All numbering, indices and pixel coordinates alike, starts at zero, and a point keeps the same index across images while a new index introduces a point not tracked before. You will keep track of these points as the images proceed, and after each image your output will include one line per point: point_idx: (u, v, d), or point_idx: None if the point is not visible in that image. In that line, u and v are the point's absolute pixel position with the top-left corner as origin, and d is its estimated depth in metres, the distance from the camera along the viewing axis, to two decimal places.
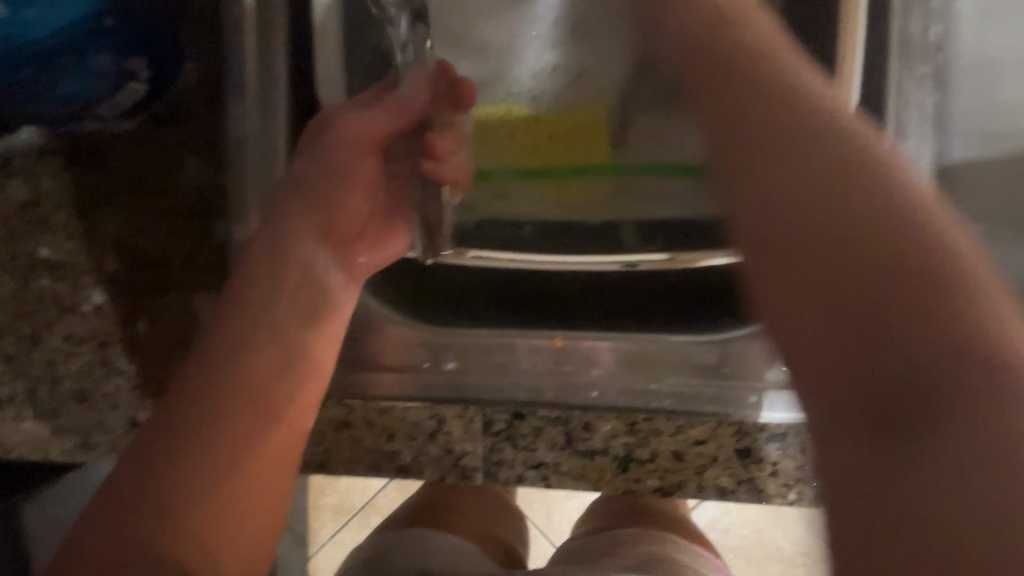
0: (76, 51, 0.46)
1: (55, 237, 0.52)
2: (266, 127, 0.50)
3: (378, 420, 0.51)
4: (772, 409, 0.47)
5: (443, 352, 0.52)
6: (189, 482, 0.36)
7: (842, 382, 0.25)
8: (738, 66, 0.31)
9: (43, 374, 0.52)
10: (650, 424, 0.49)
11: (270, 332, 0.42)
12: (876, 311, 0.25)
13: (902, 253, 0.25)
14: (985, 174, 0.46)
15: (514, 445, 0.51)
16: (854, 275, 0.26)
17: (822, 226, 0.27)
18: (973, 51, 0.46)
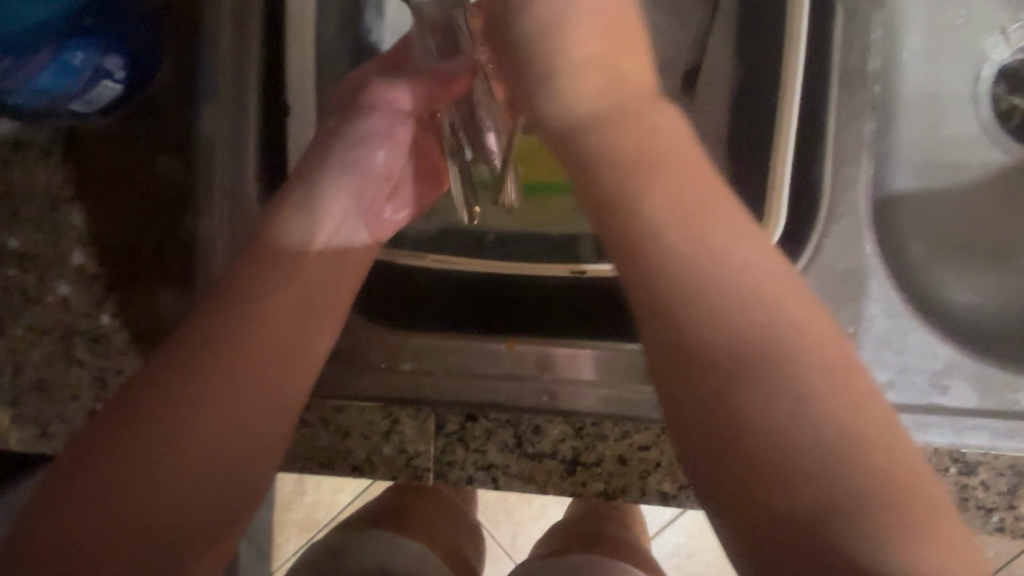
0: (52, 45, 0.44)
1: (26, 229, 0.54)
2: (231, 132, 0.51)
3: (333, 418, 0.52)
4: None
5: (399, 353, 0.52)
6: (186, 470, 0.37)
7: (764, 459, 0.32)
8: (688, 180, 0.38)
9: (6, 363, 0.54)
10: (597, 428, 0.50)
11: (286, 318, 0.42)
12: (790, 415, 0.33)
13: (804, 371, 0.34)
14: (908, 211, 0.58)
15: (465, 446, 0.51)
16: (776, 381, 0.33)
17: (751, 349, 0.34)
18: (889, 112, 0.59)
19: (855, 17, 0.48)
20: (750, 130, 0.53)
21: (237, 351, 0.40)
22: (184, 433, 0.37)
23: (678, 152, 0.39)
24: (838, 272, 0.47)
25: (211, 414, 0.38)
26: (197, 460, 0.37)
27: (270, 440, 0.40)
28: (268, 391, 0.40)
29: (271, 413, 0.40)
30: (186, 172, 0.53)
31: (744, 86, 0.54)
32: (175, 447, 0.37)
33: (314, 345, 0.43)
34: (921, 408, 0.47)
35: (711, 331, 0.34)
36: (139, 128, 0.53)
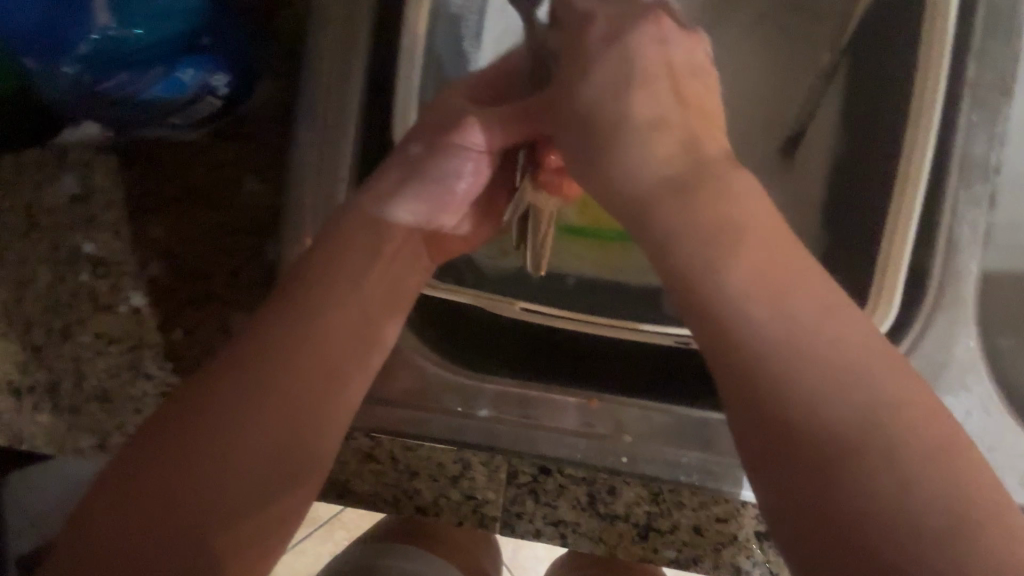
0: (165, 59, 0.45)
1: (102, 235, 0.53)
2: (325, 157, 0.50)
3: (402, 457, 0.51)
4: None
5: (476, 398, 0.51)
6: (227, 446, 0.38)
7: (829, 512, 0.30)
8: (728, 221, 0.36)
9: (68, 370, 0.52)
10: (674, 495, 0.49)
11: (341, 310, 0.43)
12: (863, 462, 0.30)
13: (874, 415, 0.31)
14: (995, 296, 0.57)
15: (536, 499, 0.50)
16: (836, 423, 0.30)
17: (805, 388, 0.31)
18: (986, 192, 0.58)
19: (982, 105, 0.47)
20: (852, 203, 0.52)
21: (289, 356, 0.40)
22: (235, 434, 0.38)
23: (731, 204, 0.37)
24: (936, 360, 0.47)
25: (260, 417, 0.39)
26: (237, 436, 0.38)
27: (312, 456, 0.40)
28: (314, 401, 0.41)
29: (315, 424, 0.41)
30: (274, 194, 0.53)
31: (847, 157, 0.54)
32: (223, 448, 0.37)
33: (365, 364, 0.44)
34: None
35: (771, 382, 0.32)
36: (226, 143, 0.54)
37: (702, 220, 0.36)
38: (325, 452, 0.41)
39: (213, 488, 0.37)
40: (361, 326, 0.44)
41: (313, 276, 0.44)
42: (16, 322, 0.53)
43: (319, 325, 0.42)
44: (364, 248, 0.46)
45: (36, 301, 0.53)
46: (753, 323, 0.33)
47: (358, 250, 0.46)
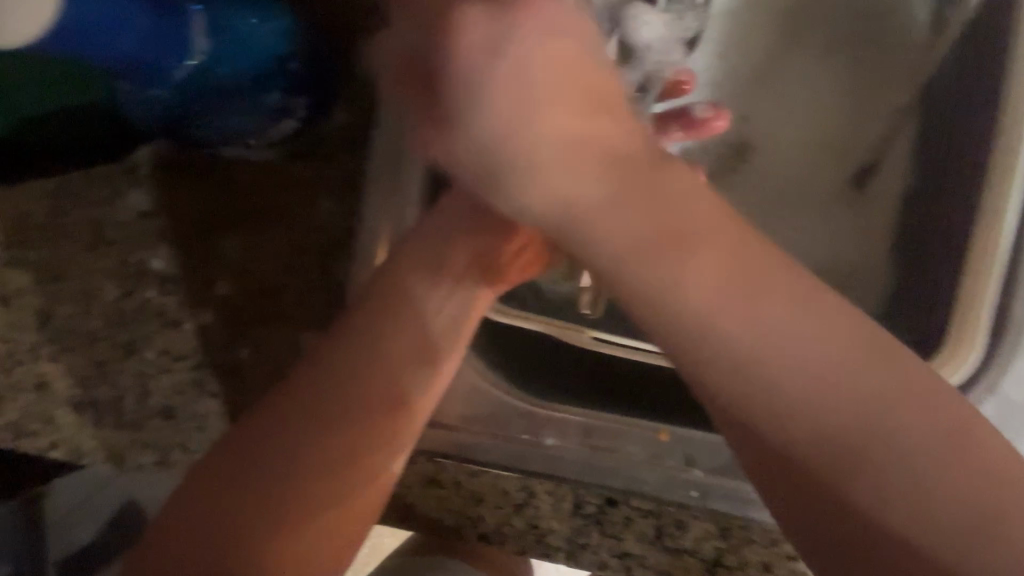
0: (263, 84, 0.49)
1: (169, 252, 0.53)
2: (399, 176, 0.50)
3: (467, 483, 0.50)
4: None
5: (544, 428, 0.50)
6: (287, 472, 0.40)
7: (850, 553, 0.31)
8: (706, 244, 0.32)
9: (133, 386, 0.52)
10: (744, 531, 0.48)
11: (393, 337, 0.44)
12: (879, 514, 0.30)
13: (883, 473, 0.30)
14: None
15: (601, 531, 0.50)
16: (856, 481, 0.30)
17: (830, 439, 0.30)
18: None
19: None
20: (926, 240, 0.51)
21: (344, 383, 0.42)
22: (292, 458, 0.40)
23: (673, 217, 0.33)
24: (1021, 404, 0.44)
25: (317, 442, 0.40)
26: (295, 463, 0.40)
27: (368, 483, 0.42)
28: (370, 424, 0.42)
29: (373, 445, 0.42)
30: (346, 216, 0.53)
31: (920, 191, 0.54)
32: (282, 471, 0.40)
33: (421, 389, 0.44)
34: None
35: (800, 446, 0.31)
36: (300, 164, 0.54)
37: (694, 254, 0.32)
38: (380, 480, 0.42)
39: (271, 509, 0.39)
40: (419, 352, 0.45)
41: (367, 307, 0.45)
42: (81, 336, 0.53)
43: (373, 353, 0.43)
44: (418, 279, 0.46)
45: (101, 315, 0.53)
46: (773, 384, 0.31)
47: (412, 282, 0.46)
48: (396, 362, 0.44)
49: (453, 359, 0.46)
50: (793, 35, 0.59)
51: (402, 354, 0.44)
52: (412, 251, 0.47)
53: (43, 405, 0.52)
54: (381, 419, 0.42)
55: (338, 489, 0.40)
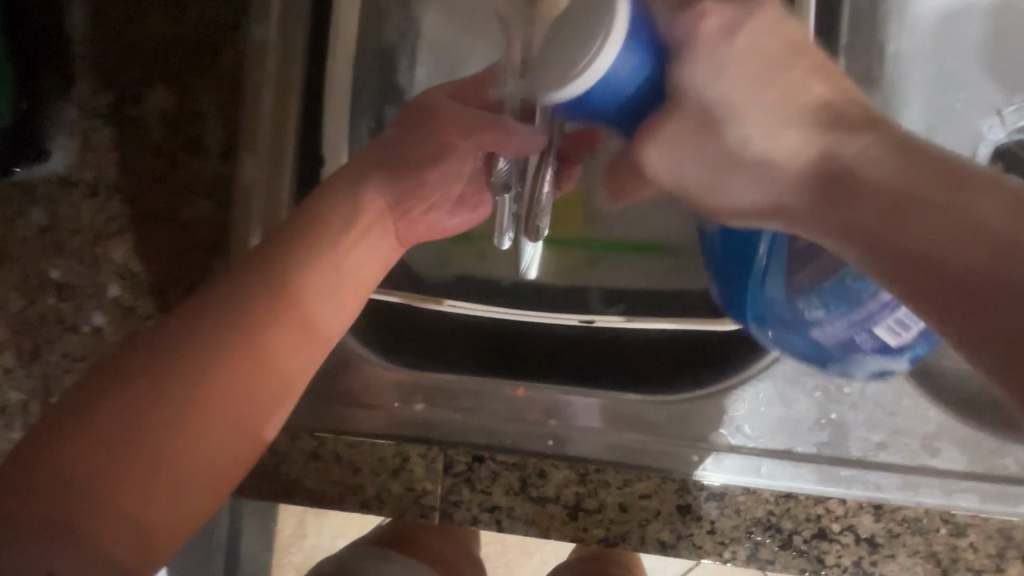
0: None
1: (66, 262, 0.57)
2: (271, 163, 0.56)
3: (346, 454, 0.54)
4: (798, 477, 0.50)
5: (413, 393, 0.55)
6: (149, 426, 0.40)
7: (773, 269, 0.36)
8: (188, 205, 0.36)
9: (38, 387, 0.57)
10: (600, 475, 0.51)
11: (267, 288, 0.46)
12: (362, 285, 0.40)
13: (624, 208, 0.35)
14: None
15: (471, 487, 0.53)
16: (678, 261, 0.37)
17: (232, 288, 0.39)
18: None
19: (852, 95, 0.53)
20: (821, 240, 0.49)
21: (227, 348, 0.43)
22: (160, 399, 0.41)
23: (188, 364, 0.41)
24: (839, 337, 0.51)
25: (189, 393, 0.42)
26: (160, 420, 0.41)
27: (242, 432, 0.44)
28: (254, 383, 0.44)
29: (248, 403, 0.44)
30: (220, 214, 0.56)
31: None
32: (156, 426, 0.41)
33: (296, 350, 0.47)
34: (910, 468, 0.50)
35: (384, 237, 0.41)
36: (176, 170, 0.57)
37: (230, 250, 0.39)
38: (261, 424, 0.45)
39: (134, 459, 0.39)
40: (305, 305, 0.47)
41: (251, 266, 0.47)
42: None
43: (251, 311, 0.45)
44: (307, 236, 0.48)
45: (8, 325, 0.57)
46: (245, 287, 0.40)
47: (305, 235, 0.49)
48: (276, 316, 0.46)
49: (330, 312, 0.48)
50: None
51: (283, 309, 0.46)
52: (330, 209, 0.50)
53: None
54: (252, 368, 0.44)
55: (222, 433, 0.43)
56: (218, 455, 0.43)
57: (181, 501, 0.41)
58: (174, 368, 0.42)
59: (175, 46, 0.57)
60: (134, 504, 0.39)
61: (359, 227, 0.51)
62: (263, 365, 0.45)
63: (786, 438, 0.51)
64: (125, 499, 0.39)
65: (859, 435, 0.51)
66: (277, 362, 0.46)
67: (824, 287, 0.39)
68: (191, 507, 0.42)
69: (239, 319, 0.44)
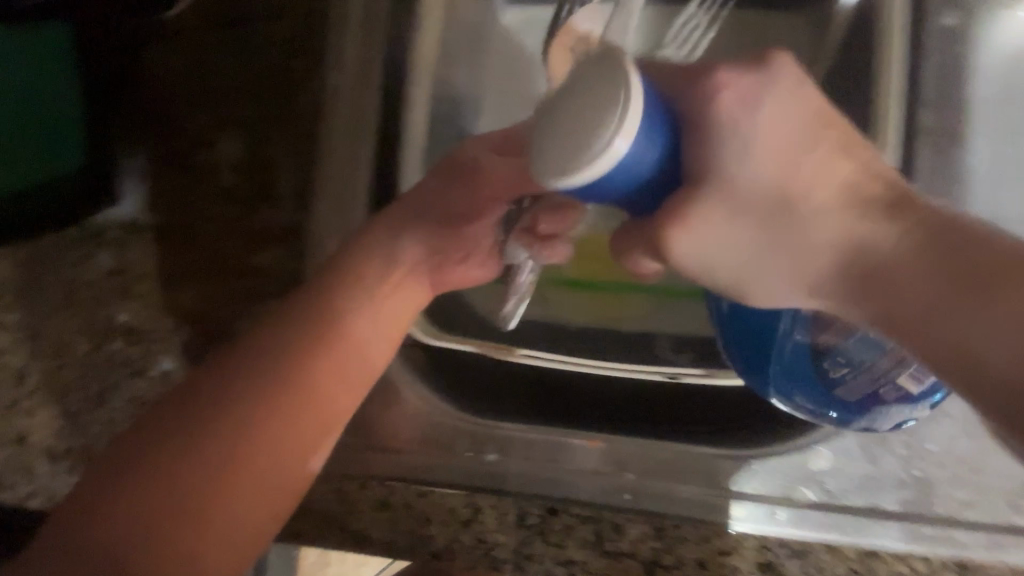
0: None
1: (135, 306, 0.57)
2: (342, 193, 0.55)
3: (416, 504, 0.53)
4: (886, 535, 0.49)
5: (486, 443, 0.56)
6: (197, 467, 0.40)
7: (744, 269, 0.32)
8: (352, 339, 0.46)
9: (101, 433, 0.56)
10: (677, 530, 0.50)
11: (314, 324, 0.46)
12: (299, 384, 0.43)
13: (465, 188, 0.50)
14: None
15: (545, 540, 0.51)
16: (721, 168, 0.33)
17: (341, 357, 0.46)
18: None
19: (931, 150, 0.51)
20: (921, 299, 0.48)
21: (268, 383, 0.43)
22: (205, 440, 0.41)
23: (287, 380, 0.43)
24: None
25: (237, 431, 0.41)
26: (207, 457, 0.41)
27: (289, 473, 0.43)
28: (295, 417, 0.43)
29: (288, 439, 0.43)
30: (292, 261, 0.56)
31: None
32: (204, 463, 0.40)
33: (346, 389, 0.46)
34: (999, 527, 0.49)
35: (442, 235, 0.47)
36: (248, 214, 0.57)
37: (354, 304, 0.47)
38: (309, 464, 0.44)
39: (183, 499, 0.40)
40: (355, 345, 0.46)
41: (299, 301, 0.47)
42: (56, 390, 0.57)
43: (298, 351, 0.44)
44: (355, 272, 0.48)
45: (76, 368, 0.57)
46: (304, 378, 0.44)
47: (354, 270, 0.48)
48: (326, 354, 0.45)
49: (379, 349, 0.48)
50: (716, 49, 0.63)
51: (331, 348, 0.45)
52: (368, 255, 0.49)
53: (23, 456, 0.57)
54: (300, 404, 0.44)
55: (267, 471, 0.42)
56: (265, 493, 0.42)
57: (230, 541, 0.41)
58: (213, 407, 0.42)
59: (249, 93, 0.58)
60: (177, 541, 0.39)
61: (392, 276, 0.49)
62: (307, 401, 0.44)
63: (869, 495, 0.51)
64: (177, 531, 0.39)
65: (944, 493, 0.50)
66: (326, 401, 0.45)
67: (839, 346, 0.39)
68: (241, 545, 0.41)
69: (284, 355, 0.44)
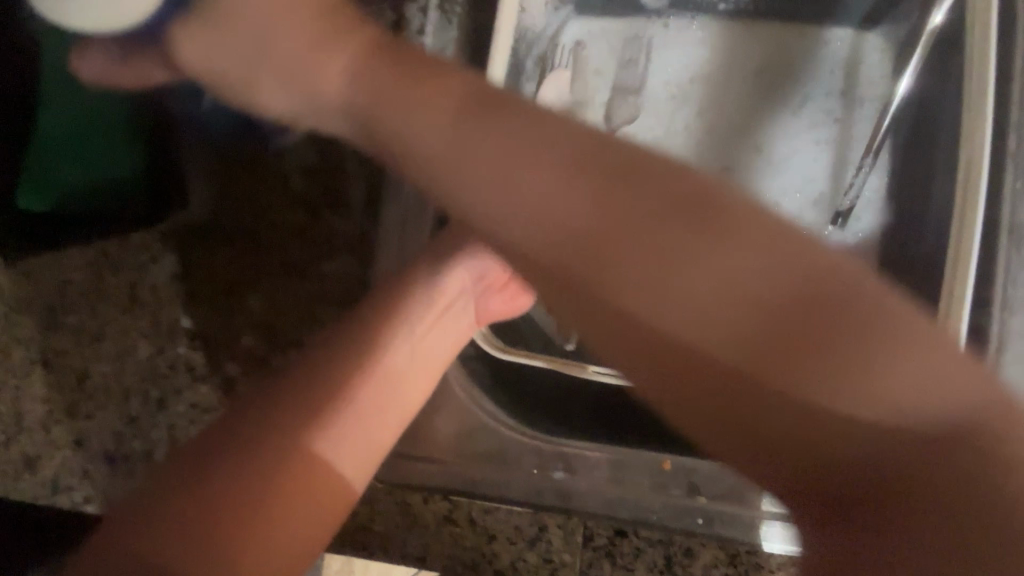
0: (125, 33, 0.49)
1: (199, 311, 0.57)
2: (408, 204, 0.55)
3: (481, 521, 0.53)
4: None
5: (552, 460, 0.53)
6: (236, 480, 0.42)
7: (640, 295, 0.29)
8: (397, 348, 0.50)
9: (162, 438, 0.56)
10: (750, 556, 0.51)
11: (356, 347, 0.49)
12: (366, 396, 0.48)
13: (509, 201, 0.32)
14: None
15: (613, 562, 0.52)
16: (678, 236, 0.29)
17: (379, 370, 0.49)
18: None
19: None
20: (999, 360, 0.48)
21: (303, 405, 0.45)
22: (245, 456, 0.43)
23: (328, 398, 0.46)
24: None
25: (274, 442, 0.44)
26: (247, 469, 0.42)
27: (330, 489, 0.45)
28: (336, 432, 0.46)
29: (326, 452, 0.45)
30: (361, 270, 0.56)
31: (894, 228, 0.59)
32: (249, 476, 0.42)
33: (386, 410, 0.48)
34: None
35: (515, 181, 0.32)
36: (316, 220, 0.57)
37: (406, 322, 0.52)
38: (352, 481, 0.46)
39: (222, 506, 0.41)
40: (392, 367, 0.49)
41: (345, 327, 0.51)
42: (116, 393, 0.56)
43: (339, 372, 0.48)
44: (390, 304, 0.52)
45: (135, 372, 0.56)
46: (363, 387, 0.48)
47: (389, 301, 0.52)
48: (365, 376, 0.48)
49: (424, 373, 0.51)
50: (771, 83, 0.65)
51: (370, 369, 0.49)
52: (416, 280, 0.53)
53: (80, 459, 0.56)
54: (341, 421, 0.46)
55: (303, 484, 0.43)
56: (305, 505, 0.43)
57: (273, 546, 0.41)
58: (257, 426, 0.44)
59: None
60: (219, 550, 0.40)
61: (439, 295, 0.53)
62: (348, 418, 0.46)
63: None
64: (215, 545, 0.40)
65: None
66: (368, 417, 0.47)
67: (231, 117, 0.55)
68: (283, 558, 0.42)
69: (330, 378, 0.47)
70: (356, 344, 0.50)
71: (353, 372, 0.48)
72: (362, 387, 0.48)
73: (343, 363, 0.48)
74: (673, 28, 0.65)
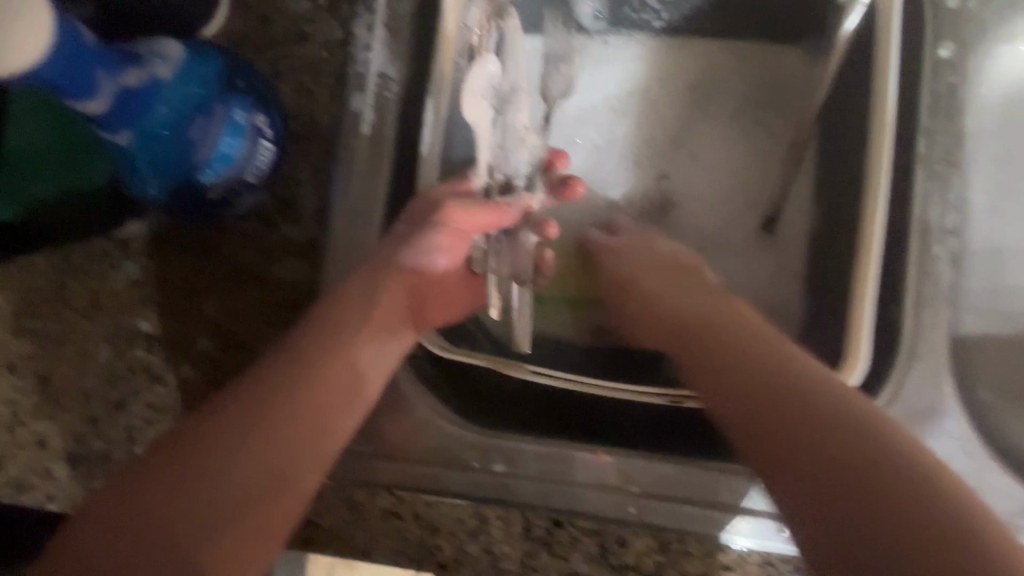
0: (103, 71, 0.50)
1: (156, 314, 0.59)
2: (359, 207, 0.57)
3: (425, 513, 0.54)
4: None
5: (491, 453, 0.55)
6: (207, 470, 0.41)
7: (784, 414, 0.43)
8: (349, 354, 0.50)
9: (120, 439, 0.57)
10: (683, 544, 0.52)
11: (311, 349, 0.48)
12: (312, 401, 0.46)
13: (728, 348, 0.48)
14: (996, 346, 0.59)
15: (550, 552, 0.53)
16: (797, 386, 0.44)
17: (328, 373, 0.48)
18: (982, 241, 0.60)
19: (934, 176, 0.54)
20: (910, 350, 0.51)
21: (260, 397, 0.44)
22: (211, 444, 0.42)
23: (279, 396, 0.45)
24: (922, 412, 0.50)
25: (232, 434, 0.42)
26: (215, 455, 0.41)
27: (290, 483, 0.43)
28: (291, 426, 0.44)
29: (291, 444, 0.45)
30: (310, 272, 0.59)
31: (822, 232, 0.62)
32: (210, 477, 0.40)
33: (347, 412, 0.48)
34: None
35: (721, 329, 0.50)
36: (270, 228, 0.60)
37: (355, 329, 0.50)
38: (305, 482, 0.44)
39: (192, 493, 0.40)
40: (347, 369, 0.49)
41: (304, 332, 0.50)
42: (77, 395, 0.58)
43: (300, 369, 0.47)
44: (350, 303, 0.52)
45: (95, 374, 0.59)
46: (315, 392, 0.46)
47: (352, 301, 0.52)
48: (321, 377, 0.47)
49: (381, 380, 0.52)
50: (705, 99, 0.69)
51: (325, 371, 0.48)
52: (360, 289, 0.53)
53: (43, 459, 0.58)
54: (298, 417, 0.45)
55: (270, 479, 0.42)
56: (272, 496, 0.42)
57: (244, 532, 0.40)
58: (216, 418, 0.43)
59: None
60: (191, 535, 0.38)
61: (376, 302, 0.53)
62: (301, 414, 0.45)
63: None
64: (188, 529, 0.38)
65: None
66: (324, 420, 0.46)
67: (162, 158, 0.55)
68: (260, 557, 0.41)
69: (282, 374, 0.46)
70: (304, 346, 0.48)
71: (301, 374, 0.46)
72: (315, 389, 0.46)
73: (292, 364, 0.47)
74: (612, 45, 0.69)
